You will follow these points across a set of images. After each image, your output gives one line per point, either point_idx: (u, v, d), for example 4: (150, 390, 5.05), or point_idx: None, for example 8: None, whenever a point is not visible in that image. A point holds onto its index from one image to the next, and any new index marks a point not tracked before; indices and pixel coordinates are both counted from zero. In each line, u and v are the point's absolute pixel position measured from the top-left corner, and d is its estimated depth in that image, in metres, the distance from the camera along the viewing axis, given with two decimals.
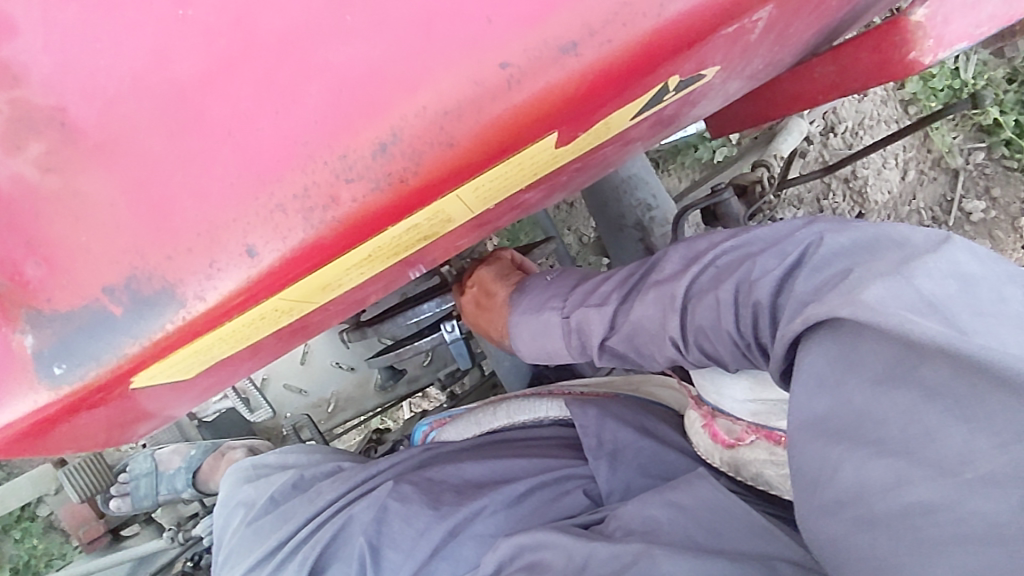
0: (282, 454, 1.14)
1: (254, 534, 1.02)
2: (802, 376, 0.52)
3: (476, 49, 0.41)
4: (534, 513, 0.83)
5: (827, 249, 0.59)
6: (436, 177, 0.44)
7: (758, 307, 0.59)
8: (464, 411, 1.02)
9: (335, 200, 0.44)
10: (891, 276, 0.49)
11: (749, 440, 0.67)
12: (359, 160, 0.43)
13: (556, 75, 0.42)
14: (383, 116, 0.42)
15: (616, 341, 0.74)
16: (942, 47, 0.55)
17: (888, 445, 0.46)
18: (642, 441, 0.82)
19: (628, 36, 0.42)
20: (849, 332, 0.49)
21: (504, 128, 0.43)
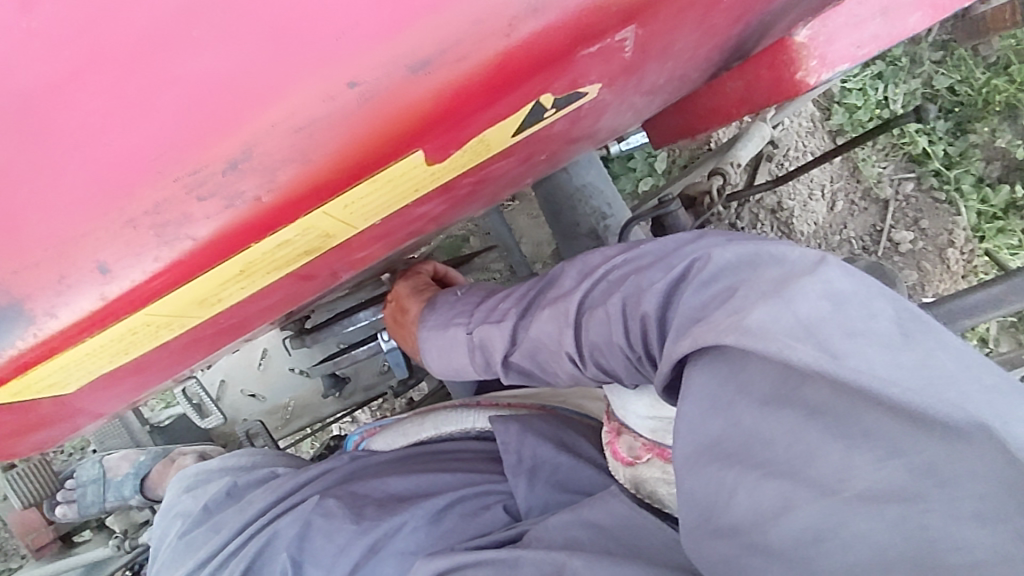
0: (226, 459, 1.13)
1: (185, 546, 1.01)
2: (691, 393, 0.52)
3: (324, 65, 0.41)
4: (454, 531, 0.81)
5: (713, 266, 0.60)
6: (296, 193, 0.45)
7: (646, 320, 0.62)
8: (394, 421, 1.02)
9: (191, 217, 0.43)
10: (773, 298, 0.49)
11: (646, 458, 0.68)
12: (212, 176, 0.42)
13: (409, 94, 0.42)
14: (235, 132, 0.41)
15: (518, 357, 0.77)
16: (826, 68, 0.56)
17: (777, 465, 0.47)
18: (560, 457, 0.84)
19: (481, 54, 0.42)
20: (734, 356, 0.50)
21: (361, 144, 0.44)
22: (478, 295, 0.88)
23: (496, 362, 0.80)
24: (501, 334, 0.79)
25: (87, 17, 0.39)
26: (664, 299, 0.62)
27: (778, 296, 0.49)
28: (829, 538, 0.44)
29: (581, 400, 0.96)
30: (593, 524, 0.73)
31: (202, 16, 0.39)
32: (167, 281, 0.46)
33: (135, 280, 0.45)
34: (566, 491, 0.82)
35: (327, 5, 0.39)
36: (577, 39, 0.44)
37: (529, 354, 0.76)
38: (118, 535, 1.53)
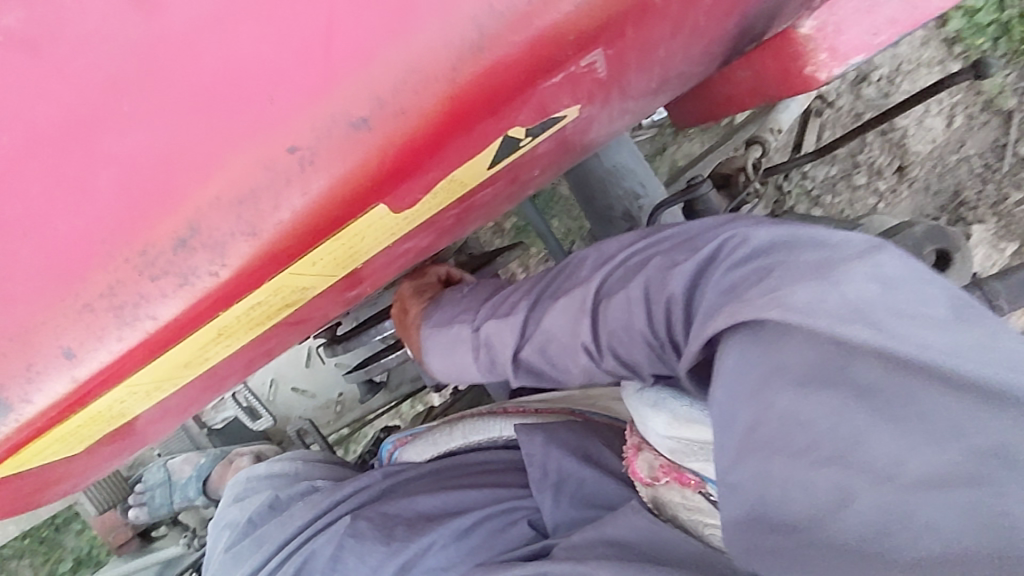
0: (270, 465, 1.17)
1: (233, 559, 1.04)
2: (723, 381, 0.46)
3: (258, 134, 0.38)
4: (481, 547, 0.81)
5: (748, 249, 0.55)
6: (253, 264, 0.42)
7: (672, 302, 0.58)
8: (425, 430, 1.03)
9: (147, 297, 0.42)
10: (816, 279, 0.45)
11: (664, 480, 0.64)
12: (161, 256, 0.40)
13: (352, 153, 0.39)
14: (177, 209, 0.39)
15: (529, 351, 0.72)
16: (838, 62, 0.49)
17: (828, 456, 0.41)
18: (585, 472, 0.79)
19: (425, 103, 0.38)
20: (770, 333, 0.45)
21: (312, 208, 0.41)
22: None
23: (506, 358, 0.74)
24: (510, 327, 0.73)
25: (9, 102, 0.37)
26: (690, 284, 0.58)
27: (823, 279, 0.45)
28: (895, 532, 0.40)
29: (613, 404, 0.92)
30: (615, 541, 0.69)
31: (128, 91, 0.37)
32: (137, 356, 0.45)
33: (103, 361, 0.44)
34: (593, 506, 0.77)
35: (252, 70, 0.37)
36: (531, 73, 0.40)
37: (541, 346, 0.71)
38: (191, 531, 1.58)
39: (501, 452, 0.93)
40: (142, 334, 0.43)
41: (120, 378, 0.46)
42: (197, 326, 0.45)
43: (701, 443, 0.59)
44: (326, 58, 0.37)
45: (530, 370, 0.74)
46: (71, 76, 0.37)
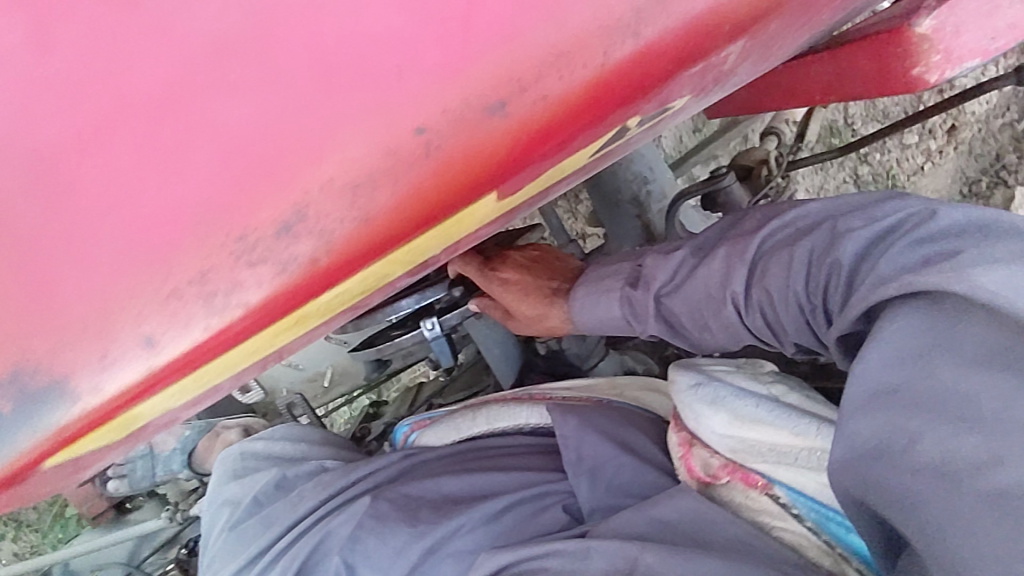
0: (271, 444, 1.12)
1: (237, 539, 0.99)
2: (878, 342, 0.49)
3: (385, 114, 0.35)
4: (513, 530, 0.76)
5: (939, 224, 0.55)
6: (355, 254, 0.39)
7: (837, 265, 0.59)
8: (443, 415, 0.97)
9: (240, 284, 0.38)
10: (1020, 262, 0.46)
11: (724, 479, 0.63)
12: (261, 240, 0.37)
13: (483, 139, 0.36)
14: (285, 190, 0.36)
15: (674, 300, 0.74)
16: (951, 64, 0.49)
17: (985, 421, 0.43)
18: (623, 457, 0.76)
19: (566, 89, 0.36)
20: (952, 309, 0.47)
21: (429, 197, 0.38)
22: None
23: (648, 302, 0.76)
24: (666, 268, 0.75)
25: (109, 63, 0.35)
26: (864, 250, 0.58)
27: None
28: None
29: (641, 395, 0.91)
30: (660, 522, 0.66)
31: (239, 56, 0.35)
32: (212, 348, 0.39)
33: (176, 352, 0.38)
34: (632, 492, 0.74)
35: (382, 40, 0.34)
36: (670, 61, 0.38)
37: (683, 298, 0.73)
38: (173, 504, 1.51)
39: (526, 440, 0.91)
40: (224, 325, 0.39)
41: (188, 372, 0.41)
42: (285, 312, 0.39)
43: (770, 446, 0.60)
44: (467, 38, 0.34)
45: (667, 319, 0.76)
46: (188, 40, 0.35)
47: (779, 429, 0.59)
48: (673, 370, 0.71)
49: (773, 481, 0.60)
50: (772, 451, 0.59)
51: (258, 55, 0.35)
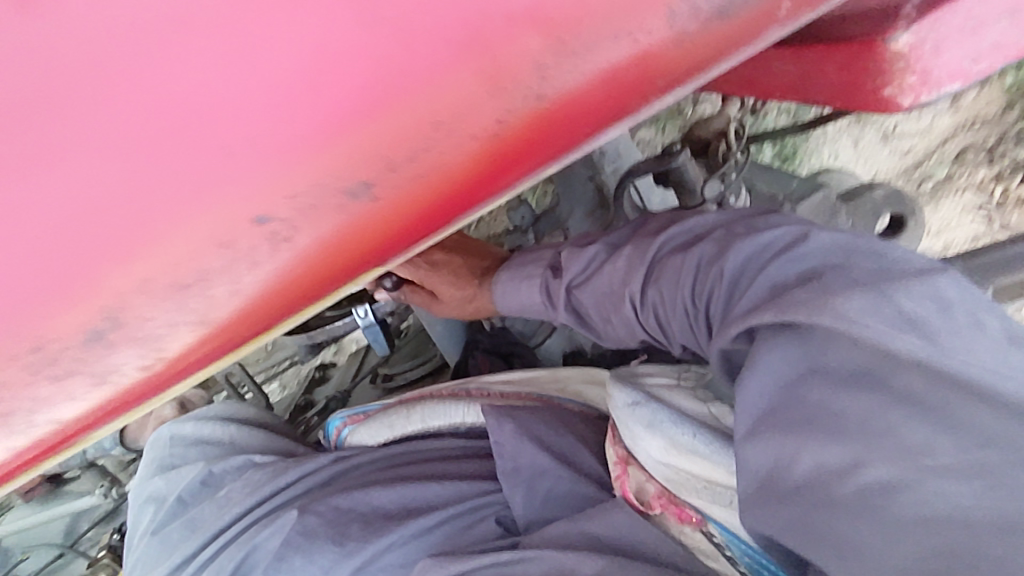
0: (199, 426, 1.07)
1: (162, 543, 0.95)
2: (759, 367, 0.43)
3: (217, 198, 0.28)
4: (446, 543, 0.74)
5: (813, 244, 0.51)
6: (199, 353, 0.33)
7: (720, 273, 0.55)
8: (379, 410, 0.94)
9: (43, 402, 0.31)
10: (871, 289, 0.41)
11: (659, 510, 0.59)
12: (62, 357, 0.29)
13: (344, 224, 0.31)
14: (87, 296, 0.28)
15: (582, 292, 0.73)
16: (928, 88, 0.42)
17: (848, 432, 0.39)
18: (562, 471, 0.70)
19: (447, 163, 0.32)
20: (819, 338, 0.42)
21: (288, 286, 0.32)
22: None
23: (560, 291, 0.75)
24: (579, 259, 0.74)
25: None
26: (746, 261, 0.54)
27: (877, 290, 0.41)
28: (905, 491, 0.37)
29: (582, 388, 0.86)
30: (592, 534, 0.63)
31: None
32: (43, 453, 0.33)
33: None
34: (573, 504, 0.69)
35: (202, 104, 0.26)
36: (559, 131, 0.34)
37: (591, 291, 0.71)
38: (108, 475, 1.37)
39: (463, 440, 0.87)
40: (32, 442, 0.32)
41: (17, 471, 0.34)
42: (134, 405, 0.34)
43: (705, 481, 0.53)
44: (317, 98, 0.27)
45: (577, 308, 0.75)
46: None
47: (718, 466, 0.52)
48: (613, 382, 0.65)
49: (708, 518, 0.54)
50: (707, 484, 0.53)
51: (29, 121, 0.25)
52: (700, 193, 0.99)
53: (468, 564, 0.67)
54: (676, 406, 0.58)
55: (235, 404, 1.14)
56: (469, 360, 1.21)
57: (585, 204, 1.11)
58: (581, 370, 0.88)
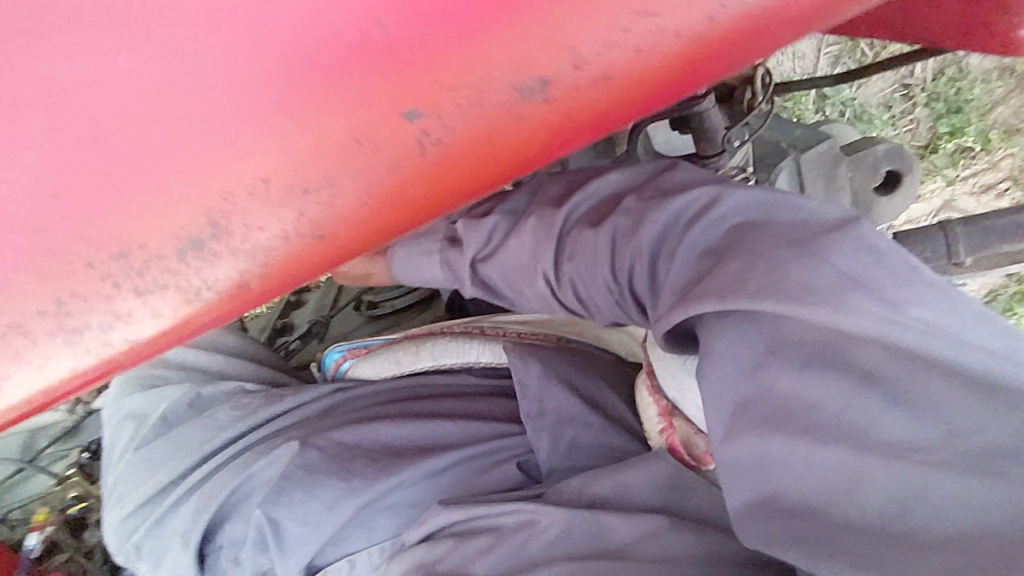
0: (180, 350, 1.02)
1: (141, 462, 0.89)
2: (717, 356, 0.42)
3: (358, 105, 0.31)
4: (461, 487, 0.72)
5: (726, 207, 0.48)
6: (301, 267, 0.35)
7: (638, 249, 0.50)
8: (384, 344, 0.89)
9: (125, 316, 0.33)
10: (803, 254, 0.41)
11: (711, 464, 0.57)
12: (159, 262, 0.32)
13: (500, 120, 0.33)
14: (206, 192, 0.31)
15: (492, 268, 0.60)
16: None
17: (828, 428, 0.39)
18: (588, 417, 0.69)
19: (622, 69, 0.32)
20: (766, 317, 0.41)
21: (393, 205, 0.34)
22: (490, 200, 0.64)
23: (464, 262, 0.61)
24: (478, 231, 0.61)
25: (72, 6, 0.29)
26: (662, 234, 0.50)
27: (808, 255, 0.41)
28: (910, 508, 0.37)
29: (601, 332, 0.82)
30: (627, 488, 0.61)
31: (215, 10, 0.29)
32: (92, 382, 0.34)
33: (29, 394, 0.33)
34: (599, 453, 0.69)
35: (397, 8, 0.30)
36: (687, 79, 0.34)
37: (499, 266, 0.59)
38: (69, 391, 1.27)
39: (476, 379, 0.84)
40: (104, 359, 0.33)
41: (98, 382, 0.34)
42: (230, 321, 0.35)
43: None
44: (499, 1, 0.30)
45: (487, 283, 0.61)
46: None
47: None
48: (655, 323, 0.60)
49: None
50: None
51: (184, 29, 0.29)
52: (717, 138, 0.90)
53: (494, 509, 0.66)
54: None
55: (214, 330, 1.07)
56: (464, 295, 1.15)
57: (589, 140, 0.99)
58: None
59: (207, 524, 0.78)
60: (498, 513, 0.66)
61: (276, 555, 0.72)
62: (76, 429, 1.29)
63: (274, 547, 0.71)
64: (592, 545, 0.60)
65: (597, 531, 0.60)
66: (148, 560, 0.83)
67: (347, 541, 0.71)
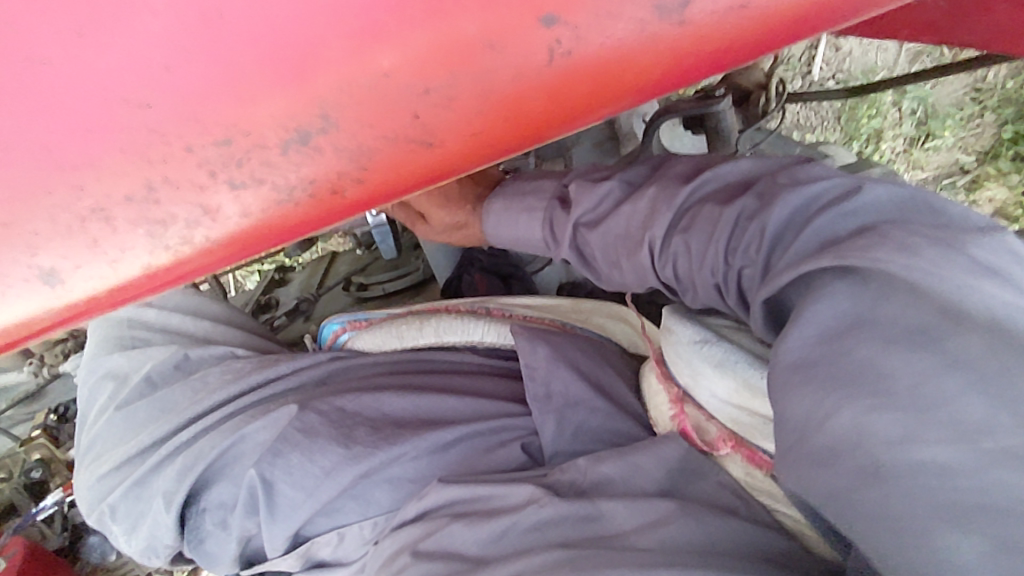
0: (165, 315, 0.98)
1: (125, 422, 0.86)
2: (801, 317, 0.37)
3: (502, 6, 0.30)
4: (461, 465, 0.70)
5: (865, 200, 0.42)
6: (392, 181, 0.33)
7: (761, 228, 0.46)
8: (386, 322, 0.90)
9: (213, 212, 0.30)
10: (935, 241, 0.35)
11: (724, 451, 0.56)
12: (259, 152, 0.29)
13: (631, 37, 0.32)
14: (319, 82, 0.28)
15: (591, 234, 0.62)
16: None
17: (898, 397, 0.33)
18: (597, 401, 0.68)
19: (749, 13, 0.34)
20: (876, 283, 0.35)
21: (508, 115, 0.33)
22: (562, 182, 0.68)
23: (564, 226, 0.64)
24: (591, 194, 0.63)
25: None
26: (789, 218, 0.45)
27: (942, 242, 0.35)
28: (954, 478, 0.30)
29: (603, 322, 0.86)
30: (637, 472, 0.60)
31: None
32: (167, 281, 0.31)
33: (97, 288, 0.30)
34: (606, 439, 0.67)
35: None
36: (810, 20, 0.36)
37: (601, 233, 0.61)
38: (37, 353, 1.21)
39: (478, 358, 0.84)
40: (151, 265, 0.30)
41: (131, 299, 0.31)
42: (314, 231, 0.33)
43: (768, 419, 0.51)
44: None
45: (581, 249, 0.65)
46: None
47: None
48: (669, 316, 0.59)
49: None
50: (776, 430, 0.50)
51: None
52: (733, 142, 0.91)
53: (495, 488, 0.64)
54: (749, 344, 0.53)
55: (197, 296, 1.03)
56: (462, 278, 1.09)
57: (593, 135, 0.97)
58: (604, 304, 0.87)
59: (191, 487, 0.76)
60: (499, 492, 0.63)
61: (266, 519, 0.70)
62: (38, 395, 1.19)
63: (263, 511, 0.69)
64: (586, 531, 0.57)
65: (597, 516, 0.58)
66: (123, 522, 0.82)
67: (340, 512, 0.70)
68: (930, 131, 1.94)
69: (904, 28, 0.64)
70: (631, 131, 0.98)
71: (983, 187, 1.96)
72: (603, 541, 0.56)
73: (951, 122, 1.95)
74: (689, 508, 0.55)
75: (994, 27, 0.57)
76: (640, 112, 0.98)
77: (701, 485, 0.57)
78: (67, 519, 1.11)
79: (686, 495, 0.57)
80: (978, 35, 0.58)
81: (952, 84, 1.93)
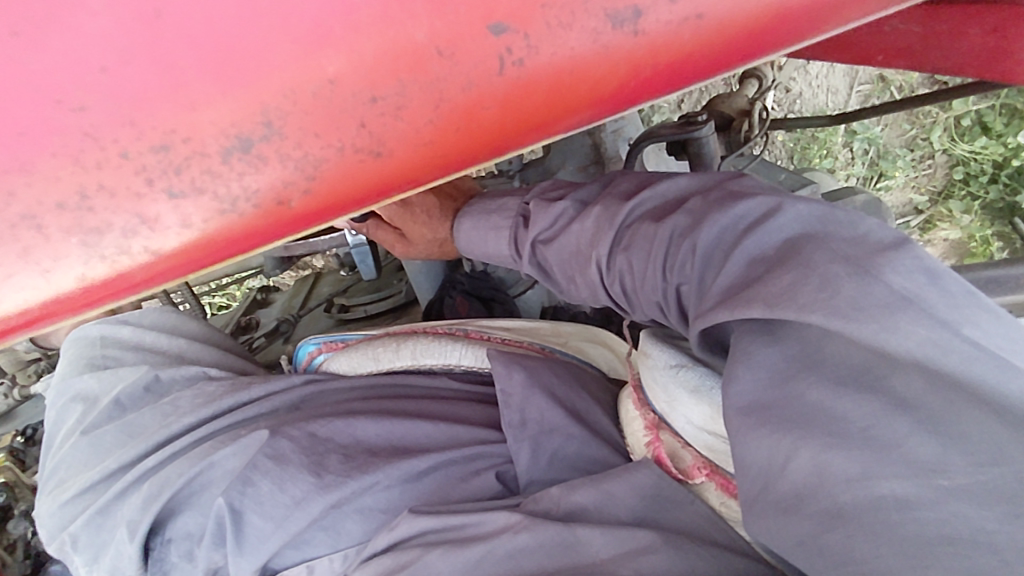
0: (140, 333, 0.96)
1: (90, 447, 0.83)
2: (752, 362, 0.39)
3: (450, 14, 0.30)
4: (436, 495, 0.68)
5: (787, 217, 0.44)
6: (344, 194, 0.32)
7: (692, 248, 0.48)
8: (363, 343, 0.89)
9: (151, 222, 0.29)
10: (853, 270, 0.37)
11: (699, 479, 0.54)
12: (201, 160, 0.28)
13: (585, 51, 0.33)
14: (261, 88, 0.28)
15: (549, 249, 0.64)
16: None
17: (851, 438, 0.35)
18: (572, 427, 0.67)
19: (699, 29, 0.35)
20: (809, 336, 0.38)
21: (462, 126, 0.33)
22: (528, 202, 0.69)
23: (524, 241, 0.66)
24: (546, 213, 0.65)
25: None
26: (719, 236, 0.47)
27: (860, 271, 0.37)
28: (919, 508, 0.32)
29: (582, 345, 0.85)
30: (612, 499, 0.58)
31: None
32: (101, 295, 0.30)
33: (29, 300, 0.28)
34: (582, 466, 0.65)
35: None
36: (752, 41, 0.37)
37: (557, 249, 0.63)
38: (6, 376, 1.17)
39: (457, 380, 0.83)
40: (90, 279, 0.29)
41: (77, 312, 0.30)
42: (261, 245, 0.32)
43: None
44: None
45: (541, 263, 0.67)
46: None
47: None
48: (645, 341, 0.58)
49: None
50: None
51: None
52: (716, 167, 0.91)
53: (468, 517, 0.62)
54: None
55: (173, 314, 1.02)
56: (444, 299, 1.07)
57: (576, 158, 0.98)
58: (583, 329, 0.88)
59: (155, 516, 0.73)
60: (472, 522, 0.61)
61: (232, 552, 0.67)
62: (7, 417, 1.17)
63: (230, 544, 0.66)
64: (563, 558, 0.55)
65: (571, 544, 0.55)
66: (85, 553, 0.78)
67: (310, 544, 0.67)
68: (882, 171, 1.97)
69: (879, 54, 0.65)
70: (616, 154, 0.98)
71: (937, 227, 2.08)
72: (580, 569, 0.53)
73: (905, 162, 1.99)
74: (666, 537, 0.53)
75: (962, 54, 0.58)
76: (627, 135, 0.98)
77: (677, 513, 0.55)
78: (30, 547, 1.05)
79: (664, 524, 0.55)
80: (952, 61, 0.58)
81: (901, 126, 1.96)
